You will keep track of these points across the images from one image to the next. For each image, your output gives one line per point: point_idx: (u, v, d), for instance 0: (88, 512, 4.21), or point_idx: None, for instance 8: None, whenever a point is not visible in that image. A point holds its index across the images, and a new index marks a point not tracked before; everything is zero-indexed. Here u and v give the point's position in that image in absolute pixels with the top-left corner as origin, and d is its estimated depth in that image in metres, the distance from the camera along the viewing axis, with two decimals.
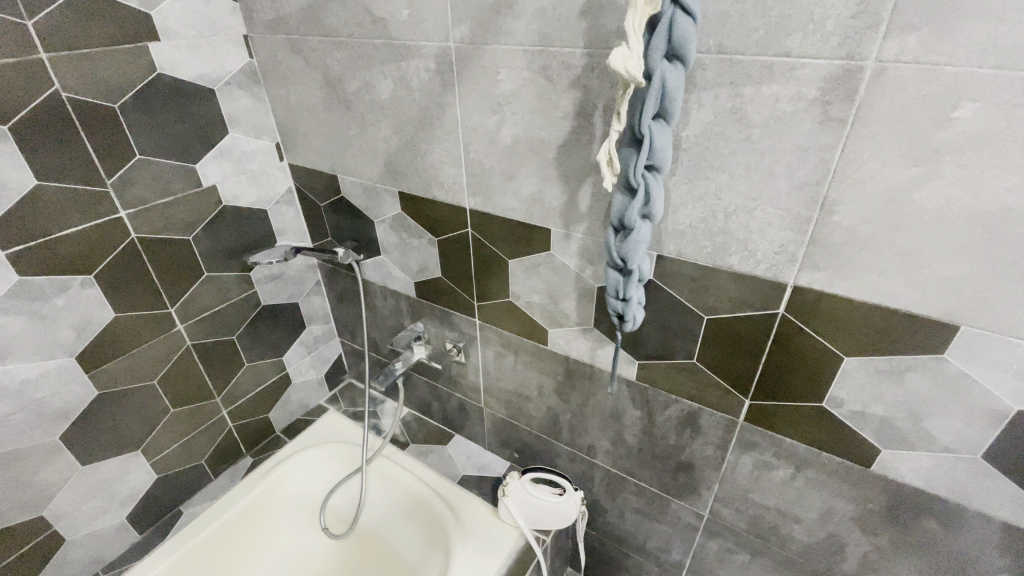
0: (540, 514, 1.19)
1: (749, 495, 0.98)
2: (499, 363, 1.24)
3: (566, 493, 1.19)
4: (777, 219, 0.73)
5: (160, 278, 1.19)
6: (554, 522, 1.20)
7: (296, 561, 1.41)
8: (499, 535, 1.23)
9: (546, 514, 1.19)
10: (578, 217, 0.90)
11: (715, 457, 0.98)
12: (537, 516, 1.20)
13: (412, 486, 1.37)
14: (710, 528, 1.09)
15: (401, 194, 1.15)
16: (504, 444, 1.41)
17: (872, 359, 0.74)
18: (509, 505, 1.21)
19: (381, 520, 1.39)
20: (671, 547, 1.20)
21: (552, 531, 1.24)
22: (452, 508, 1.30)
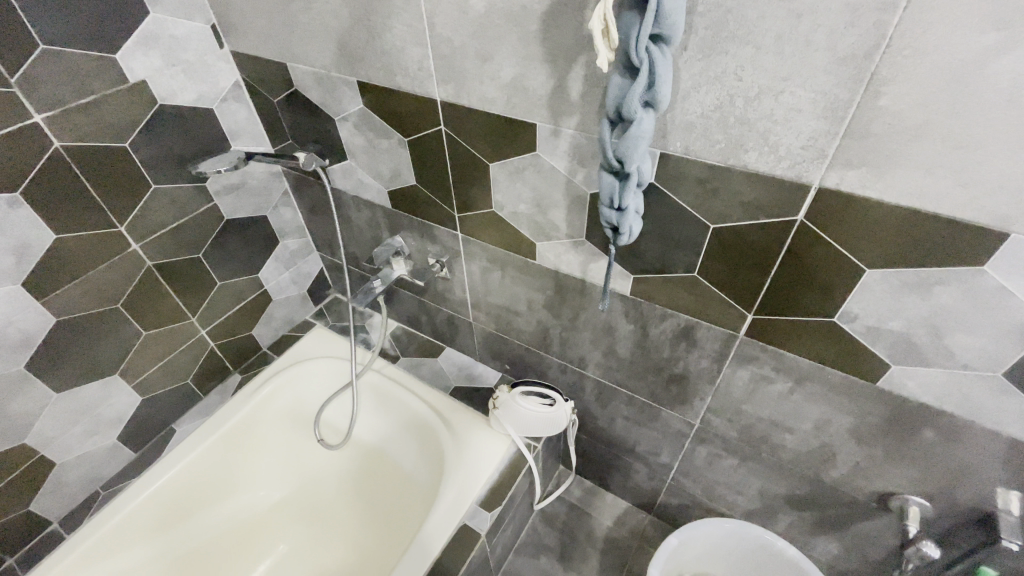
0: (531, 425, 1.19)
1: (743, 406, 0.95)
2: (484, 277, 1.16)
3: (556, 404, 1.18)
4: (810, 105, 0.59)
5: (101, 193, 1.06)
6: (545, 431, 1.20)
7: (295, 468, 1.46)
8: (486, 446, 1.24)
9: (538, 424, 1.18)
10: (569, 108, 0.75)
11: (710, 370, 0.94)
12: (532, 427, 1.19)
13: (402, 399, 1.35)
14: (699, 435, 1.09)
15: (361, 85, 0.97)
16: (494, 356, 1.38)
17: (898, 271, 0.65)
18: (504, 417, 1.20)
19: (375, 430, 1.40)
20: (660, 450, 1.21)
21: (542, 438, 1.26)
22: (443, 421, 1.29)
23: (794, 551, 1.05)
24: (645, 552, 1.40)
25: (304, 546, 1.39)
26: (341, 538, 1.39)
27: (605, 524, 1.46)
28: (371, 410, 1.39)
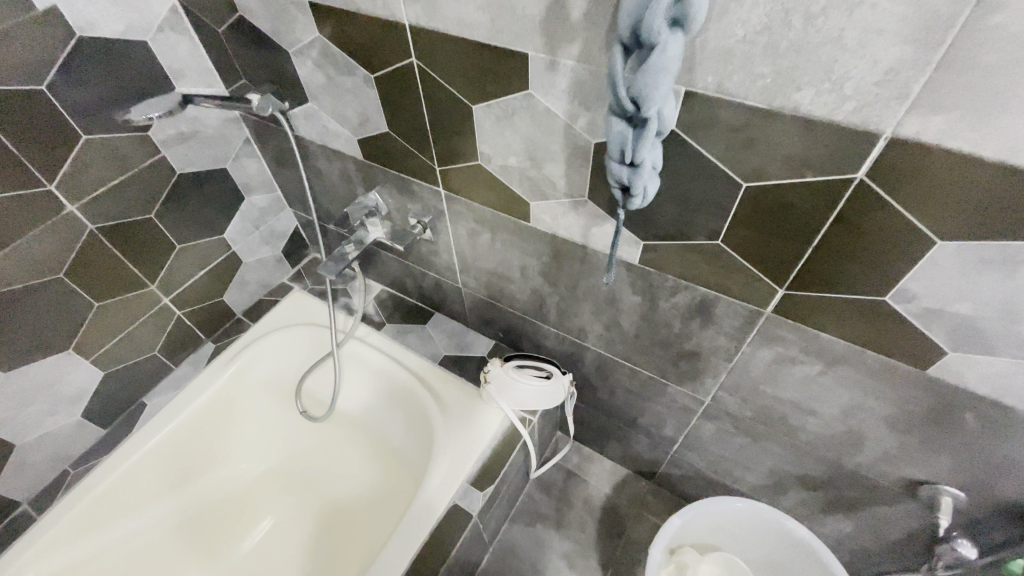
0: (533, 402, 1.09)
1: (761, 387, 0.85)
2: (472, 240, 1.02)
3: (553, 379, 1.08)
4: (895, 24, 0.44)
5: (20, 147, 0.89)
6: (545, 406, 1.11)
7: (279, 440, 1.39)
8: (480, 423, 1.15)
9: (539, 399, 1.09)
10: (569, 33, 0.59)
11: (727, 348, 0.83)
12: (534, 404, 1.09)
13: (390, 372, 1.25)
14: (708, 413, 0.99)
15: (315, 8, 0.79)
16: (485, 323, 1.27)
17: (978, 245, 0.52)
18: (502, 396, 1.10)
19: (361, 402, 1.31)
20: (663, 424, 1.13)
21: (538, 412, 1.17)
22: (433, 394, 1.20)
23: (804, 534, 1.00)
24: (644, 521, 1.36)
25: (290, 519, 1.34)
26: (329, 511, 1.33)
27: (604, 492, 1.41)
28: (356, 384, 1.30)
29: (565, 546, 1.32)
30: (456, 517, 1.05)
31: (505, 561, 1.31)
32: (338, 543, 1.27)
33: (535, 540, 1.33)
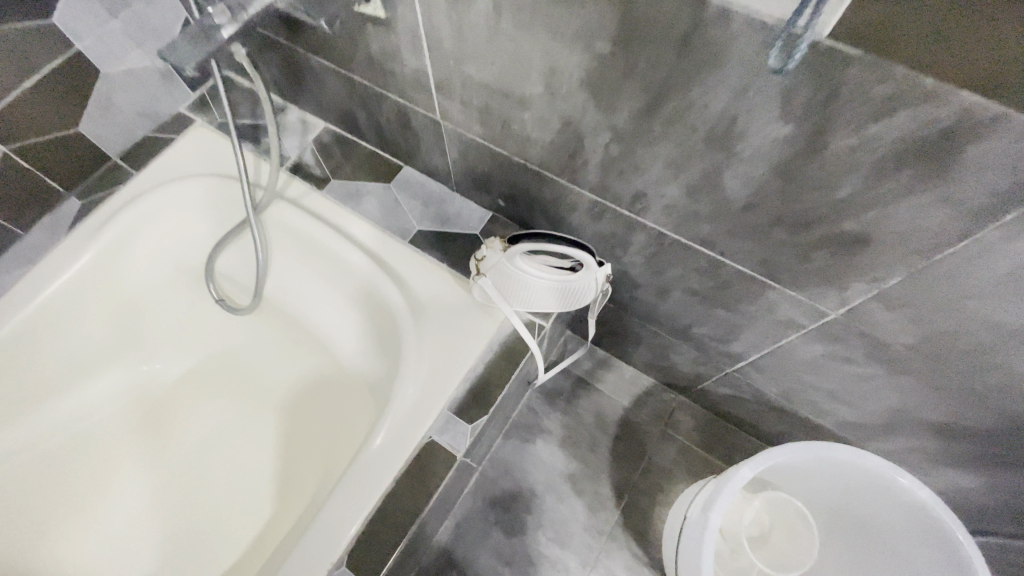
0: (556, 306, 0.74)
1: (970, 302, 0.48)
2: (461, 16, 0.54)
3: (582, 275, 0.70)
4: None
5: None
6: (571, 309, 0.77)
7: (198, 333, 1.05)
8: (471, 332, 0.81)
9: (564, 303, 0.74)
10: None
11: (941, 229, 0.44)
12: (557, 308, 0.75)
13: (336, 250, 0.85)
14: (825, 332, 0.63)
15: None
16: (477, 183, 0.83)
17: None
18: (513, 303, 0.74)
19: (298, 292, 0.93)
20: (732, 339, 0.78)
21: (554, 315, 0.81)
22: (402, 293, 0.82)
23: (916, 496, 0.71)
24: (670, 441, 1.06)
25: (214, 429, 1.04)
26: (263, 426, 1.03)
27: (621, 405, 1.10)
28: (292, 265, 0.90)
29: (571, 468, 1.05)
30: (430, 458, 0.74)
31: (495, 484, 1.04)
32: (273, 468, 0.98)
33: (533, 460, 1.06)
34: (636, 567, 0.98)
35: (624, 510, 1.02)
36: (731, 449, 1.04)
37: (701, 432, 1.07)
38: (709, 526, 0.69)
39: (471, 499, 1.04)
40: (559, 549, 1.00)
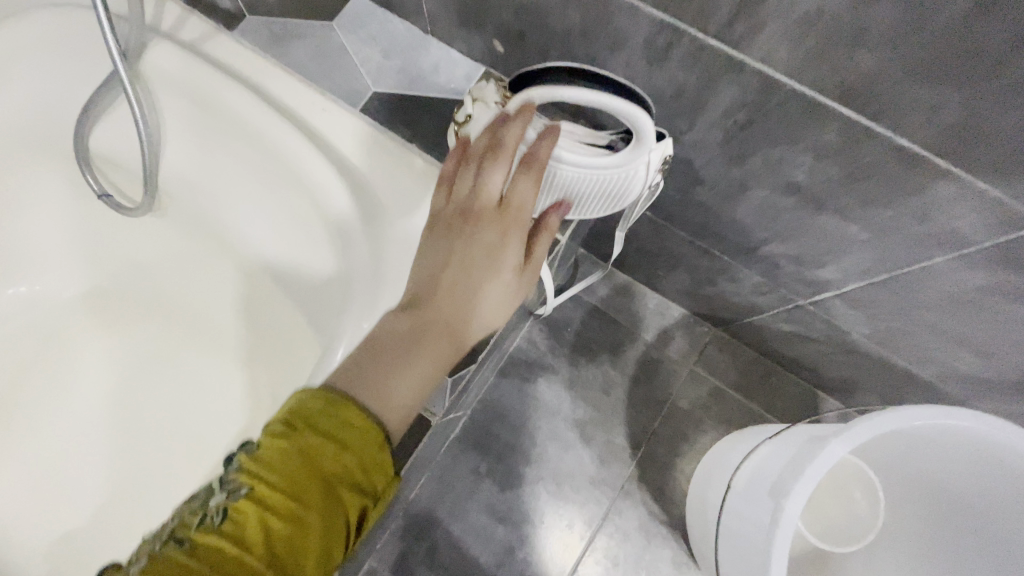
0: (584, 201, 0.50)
1: None
2: None
3: (631, 157, 0.44)
4: None
5: None
6: (605, 210, 0.52)
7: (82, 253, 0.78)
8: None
9: (595, 198, 0.49)
10: None
11: None
12: (586, 204, 0.51)
13: (249, 121, 0.58)
14: (1009, 250, 0.40)
15: None
16: (461, 18, 0.54)
17: None
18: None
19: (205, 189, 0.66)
20: (825, 261, 0.55)
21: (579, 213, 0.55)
22: (345, 183, 0.56)
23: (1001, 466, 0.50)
24: (699, 384, 0.87)
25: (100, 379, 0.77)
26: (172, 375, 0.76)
27: (642, 341, 0.89)
28: (193, 148, 0.63)
29: (578, 413, 0.87)
30: None
31: (485, 433, 0.86)
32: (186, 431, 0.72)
33: (533, 404, 0.87)
34: (653, 528, 0.82)
35: (641, 463, 0.85)
36: (773, 395, 0.86)
37: (739, 373, 0.87)
38: (778, 549, 0.47)
39: (457, 449, 0.86)
40: (561, 507, 0.83)
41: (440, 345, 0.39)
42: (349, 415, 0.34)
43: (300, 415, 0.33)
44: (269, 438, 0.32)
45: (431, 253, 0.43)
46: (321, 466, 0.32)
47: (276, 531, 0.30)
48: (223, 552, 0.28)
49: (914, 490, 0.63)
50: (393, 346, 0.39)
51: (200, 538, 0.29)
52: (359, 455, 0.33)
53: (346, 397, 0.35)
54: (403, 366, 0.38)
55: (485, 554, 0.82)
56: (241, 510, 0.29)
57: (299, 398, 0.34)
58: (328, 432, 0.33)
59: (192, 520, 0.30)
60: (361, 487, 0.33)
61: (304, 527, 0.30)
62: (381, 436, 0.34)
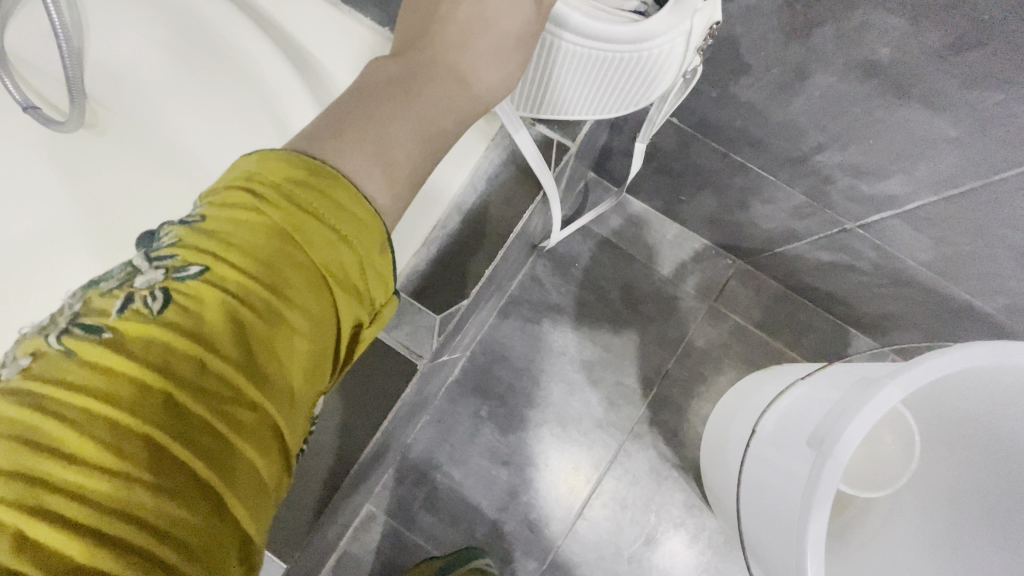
0: (603, 94, 0.41)
1: None
2: None
3: (653, 22, 0.34)
4: None
5: None
6: (628, 106, 0.43)
7: None
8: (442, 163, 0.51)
9: (618, 89, 0.40)
10: None
11: None
12: (606, 98, 0.42)
13: (209, 25, 0.54)
14: None
15: None
16: None
17: None
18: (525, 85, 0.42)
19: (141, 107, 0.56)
20: (892, 170, 0.45)
21: (574, 112, 0.44)
22: (314, 98, 0.52)
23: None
24: (719, 321, 0.80)
25: None
26: None
27: (657, 275, 0.81)
28: (129, 56, 0.55)
29: (586, 353, 0.80)
30: (380, 359, 0.50)
31: (486, 375, 0.80)
32: None
33: (537, 344, 0.80)
34: (664, 470, 0.78)
35: (653, 405, 0.79)
36: (799, 332, 0.78)
37: (763, 309, 0.79)
38: (818, 507, 0.41)
39: (456, 391, 0.80)
40: (568, 451, 0.79)
41: (435, 110, 0.34)
42: (331, 190, 0.29)
43: (266, 182, 0.28)
44: (226, 211, 0.28)
45: (407, 27, 0.36)
46: (297, 247, 0.28)
47: (244, 314, 0.26)
48: (176, 329, 0.25)
49: (955, 435, 0.53)
50: (378, 98, 0.33)
51: (143, 313, 0.25)
52: (347, 247, 0.29)
53: (332, 166, 0.30)
54: (392, 120, 0.32)
55: (488, 497, 0.78)
56: (200, 289, 0.25)
57: (260, 162, 0.29)
58: (305, 203, 0.28)
59: (124, 291, 0.25)
60: (350, 282, 0.30)
61: (281, 314, 0.27)
62: (379, 221, 0.31)
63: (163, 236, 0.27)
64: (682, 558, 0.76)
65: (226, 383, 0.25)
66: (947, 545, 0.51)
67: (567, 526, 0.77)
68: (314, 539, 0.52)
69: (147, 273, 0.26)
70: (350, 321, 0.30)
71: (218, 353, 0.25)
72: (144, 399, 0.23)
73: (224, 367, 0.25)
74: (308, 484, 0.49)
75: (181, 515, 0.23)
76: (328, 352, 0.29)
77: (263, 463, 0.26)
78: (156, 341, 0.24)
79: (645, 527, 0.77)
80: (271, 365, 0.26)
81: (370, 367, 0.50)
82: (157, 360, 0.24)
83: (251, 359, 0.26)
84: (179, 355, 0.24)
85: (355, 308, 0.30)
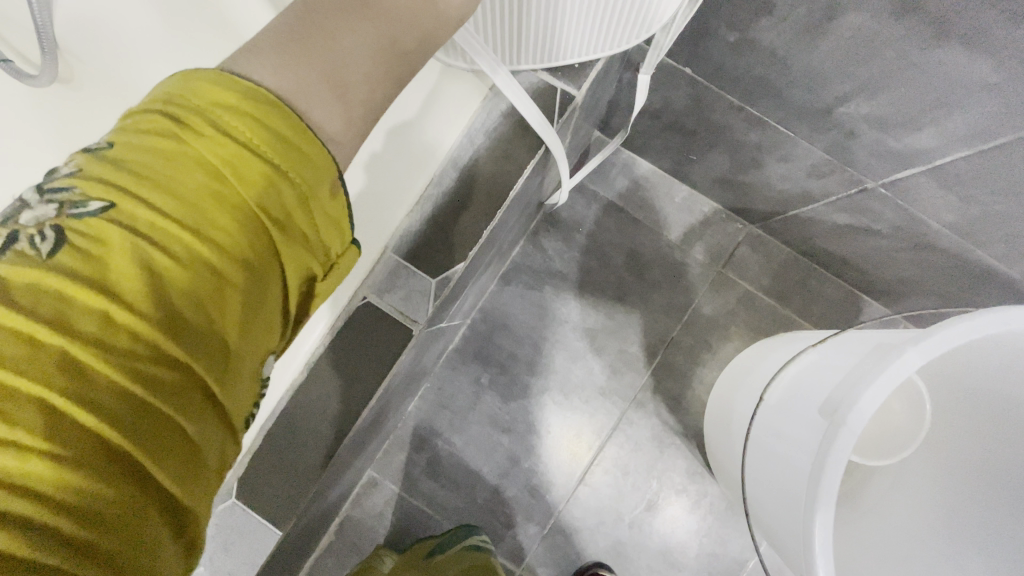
0: (606, 30, 0.37)
1: None
2: None
3: None
4: None
5: None
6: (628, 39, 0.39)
7: None
8: (436, 117, 0.49)
9: (621, 21, 0.36)
10: None
11: None
12: (610, 33, 0.38)
13: None
14: None
15: None
16: None
17: None
18: (516, 34, 0.38)
19: (107, 46, 0.53)
20: (925, 121, 0.41)
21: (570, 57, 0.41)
22: None
23: None
24: (727, 288, 0.77)
25: None
26: None
27: (663, 239, 0.78)
28: None
29: (588, 321, 0.78)
30: (377, 322, 0.48)
31: (487, 342, 0.79)
32: None
33: (539, 311, 0.79)
34: (667, 438, 0.77)
35: (657, 373, 0.78)
36: (810, 298, 0.76)
37: (773, 276, 0.76)
38: (824, 482, 0.40)
39: (457, 359, 0.79)
40: (569, 417, 0.78)
41: (396, 24, 0.32)
42: (263, 119, 0.28)
43: (186, 108, 0.27)
44: (136, 143, 0.26)
45: None
46: (221, 183, 0.26)
47: (158, 261, 0.25)
48: (74, 274, 0.24)
49: (970, 405, 0.51)
50: (340, 7, 0.31)
51: (34, 254, 0.23)
52: (287, 186, 0.28)
53: (272, 95, 0.28)
54: (351, 40, 0.31)
55: (488, 463, 0.78)
56: (104, 229, 0.24)
57: (184, 86, 0.28)
58: (234, 133, 0.27)
59: (10, 228, 0.24)
60: (292, 224, 0.28)
61: (204, 258, 0.26)
62: (326, 155, 0.29)
63: (64, 166, 0.26)
64: (683, 524, 0.76)
65: (136, 337, 0.24)
66: (955, 517, 0.50)
67: (567, 492, 0.77)
68: (311, 505, 0.52)
69: (39, 208, 0.24)
70: (296, 270, 0.29)
71: (127, 303, 0.24)
72: (37, 354, 0.22)
73: (133, 319, 0.24)
74: (303, 452, 0.48)
75: (82, 482, 0.23)
76: (266, 302, 0.28)
77: (187, 422, 0.26)
78: (51, 289, 0.23)
79: (646, 493, 0.77)
80: (193, 314, 0.26)
81: (363, 332, 0.48)
82: (51, 313, 0.23)
83: (168, 309, 0.25)
84: (81, 305, 0.23)
85: (300, 254, 0.29)
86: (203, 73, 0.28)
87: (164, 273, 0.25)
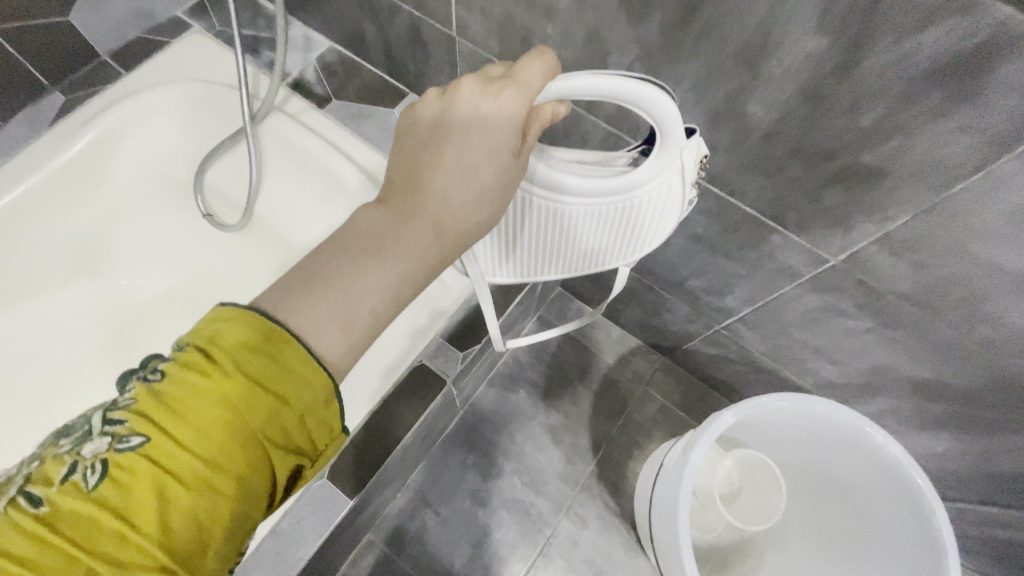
0: (607, 216, 0.59)
1: (973, 241, 0.49)
2: None
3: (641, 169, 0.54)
4: None
5: None
6: (631, 227, 0.60)
7: (155, 263, 0.96)
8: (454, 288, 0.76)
9: (622, 215, 0.58)
10: None
11: (953, 159, 0.44)
12: (613, 222, 0.59)
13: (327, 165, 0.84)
14: (823, 279, 0.64)
15: None
16: None
17: None
18: (538, 222, 0.60)
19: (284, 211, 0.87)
20: (728, 290, 0.77)
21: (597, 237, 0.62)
22: None
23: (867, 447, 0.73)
24: (650, 401, 1.07)
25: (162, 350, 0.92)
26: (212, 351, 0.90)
27: (605, 363, 1.10)
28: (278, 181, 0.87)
29: (551, 419, 1.06)
30: (420, 382, 0.77)
31: (474, 430, 1.04)
32: None
33: (515, 409, 1.06)
34: (608, 518, 0.99)
35: (600, 463, 1.03)
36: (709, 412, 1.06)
37: (682, 394, 1.08)
38: (682, 502, 0.70)
39: (450, 442, 1.03)
40: (533, 495, 1.00)
41: (410, 261, 0.43)
42: (281, 355, 0.37)
43: (219, 349, 0.36)
44: (177, 378, 0.35)
45: (397, 168, 0.47)
46: (234, 415, 0.36)
47: (172, 485, 0.33)
48: (106, 504, 0.32)
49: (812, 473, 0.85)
50: (363, 246, 0.42)
51: (82, 487, 0.32)
52: (286, 409, 0.37)
53: (290, 333, 0.38)
54: (365, 278, 0.41)
55: (467, 533, 0.97)
56: (136, 463, 0.33)
57: (222, 328, 0.37)
58: (253, 371, 0.36)
59: (72, 458, 0.33)
60: (286, 435, 0.38)
61: (207, 480, 0.34)
62: (326, 378, 0.39)
63: (122, 397, 0.35)
64: None
65: (141, 553, 0.32)
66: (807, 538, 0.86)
67: (528, 562, 0.95)
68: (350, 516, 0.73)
69: (97, 442, 0.33)
70: (282, 467, 0.38)
71: (138, 526, 0.32)
72: (69, 567, 0.31)
73: (139, 539, 0.32)
74: (356, 469, 0.71)
75: None
76: (253, 501, 0.37)
77: None
78: (89, 516, 0.32)
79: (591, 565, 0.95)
80: (185, 528, 0.34)
81: (409, 387, 0.76)
82: (85, 537, 0.31)
83: (170, 526, 0.33)
84: (104, 530, 0.32)
85: (285, 457, 0.38)
86: (235, 312, 0.38)
87: (173, 494, 0.33)
